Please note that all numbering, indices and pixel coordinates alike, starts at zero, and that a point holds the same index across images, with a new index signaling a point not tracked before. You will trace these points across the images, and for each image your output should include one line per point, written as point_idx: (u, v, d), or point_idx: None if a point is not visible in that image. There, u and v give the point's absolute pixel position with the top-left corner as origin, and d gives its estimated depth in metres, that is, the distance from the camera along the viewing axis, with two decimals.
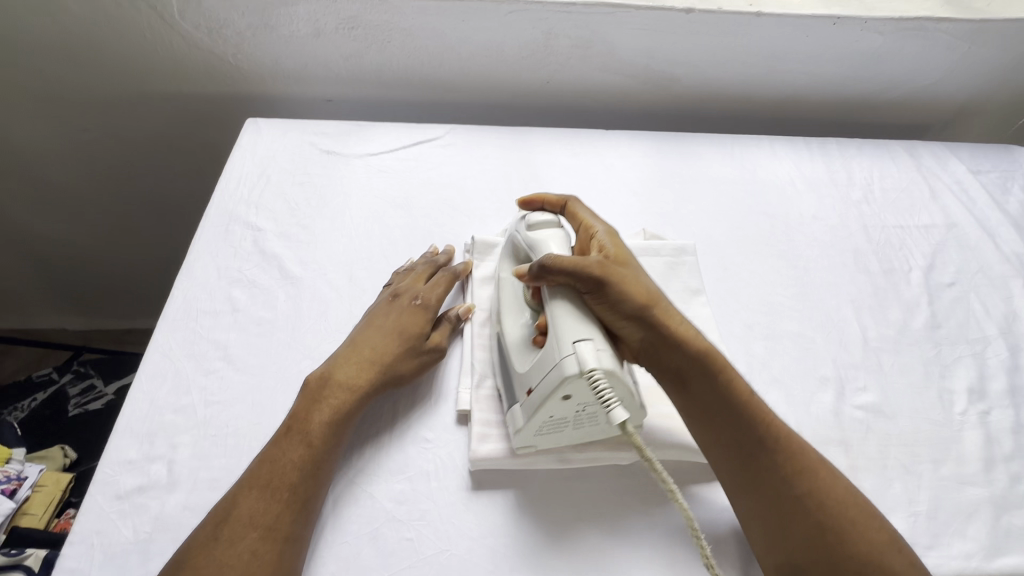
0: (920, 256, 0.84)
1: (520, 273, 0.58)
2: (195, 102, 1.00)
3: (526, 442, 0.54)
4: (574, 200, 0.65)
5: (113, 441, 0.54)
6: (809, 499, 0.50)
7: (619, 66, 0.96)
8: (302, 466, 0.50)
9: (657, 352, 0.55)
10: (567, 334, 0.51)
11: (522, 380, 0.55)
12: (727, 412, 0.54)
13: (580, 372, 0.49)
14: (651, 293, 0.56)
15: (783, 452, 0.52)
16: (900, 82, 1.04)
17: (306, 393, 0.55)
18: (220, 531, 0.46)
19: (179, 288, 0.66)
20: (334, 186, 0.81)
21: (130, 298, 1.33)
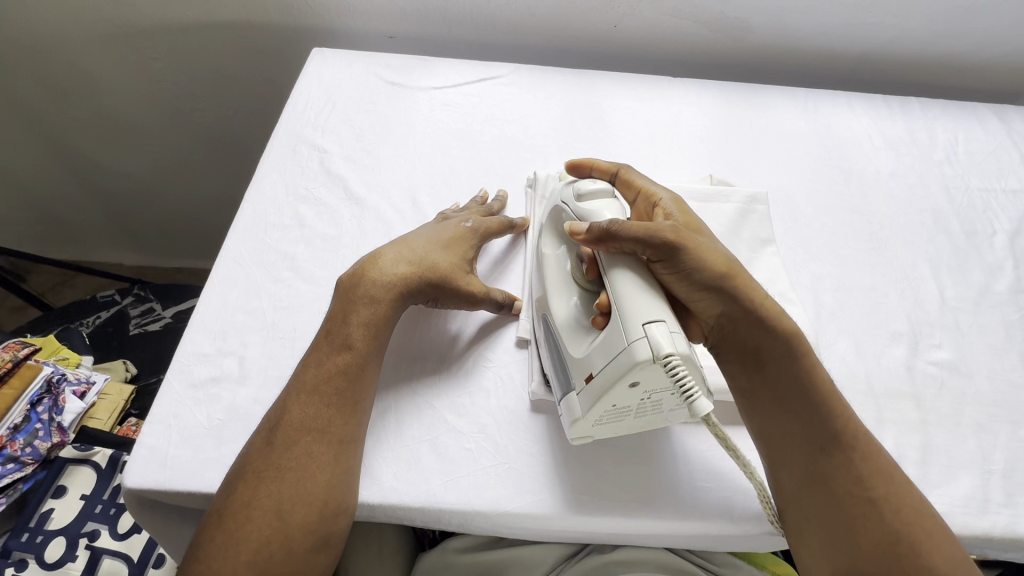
0: (1006, 220, 0.78)
1: (576, 232, 0.53)
2: (260, 34, 1.02)
3: (585, 432, 0.51)
4: (629, 169, 0.63)
5: (189, 335, 0.59)
6: (888, 505, 0.47)
7: (692, 12, 0.92)
8: (346, 371, 0.53)
9: (732, 326, 0.53)
10: (636, 315, 0.46)
11: (579, 364, 0.50)
12: (803, 401, 0.51)
13: (655, 357, 0.44)
14: (728, 263, 0.53)
15: (857, 454, 0.49)
16: (995, 42, 0.96)
17: (344, 293, 0.56)
18: (275, 436, 0.49)
19: (250, 202, 0.70)
20: (397, 116, 0.82)
21: (184, 238, 1.43)
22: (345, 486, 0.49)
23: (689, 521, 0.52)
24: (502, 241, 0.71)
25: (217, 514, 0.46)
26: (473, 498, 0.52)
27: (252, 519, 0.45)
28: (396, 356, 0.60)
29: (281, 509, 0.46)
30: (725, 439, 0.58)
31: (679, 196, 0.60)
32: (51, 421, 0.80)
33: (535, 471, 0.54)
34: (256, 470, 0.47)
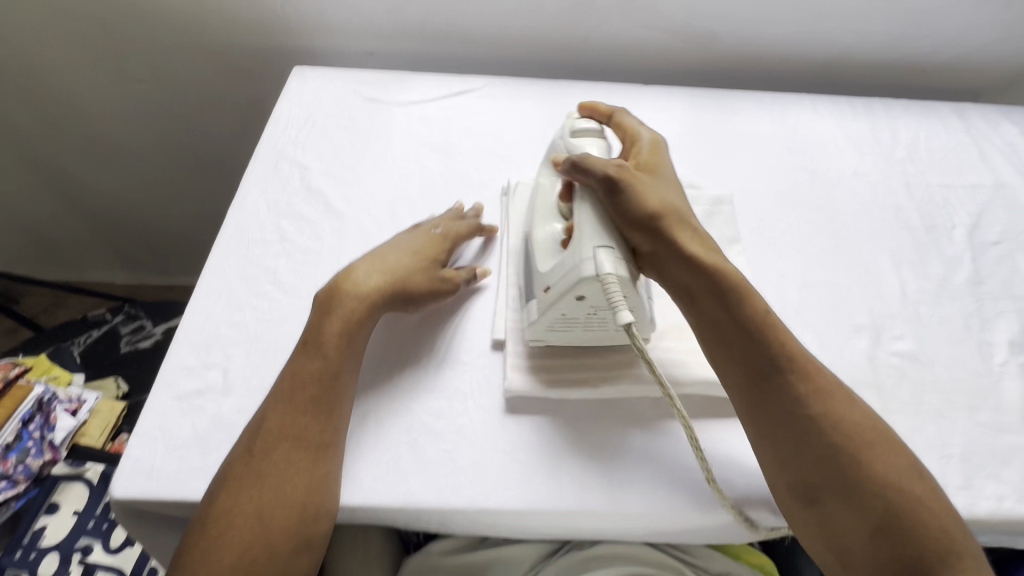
0: (965, 214, 0.81)
1: (556, 160, 0.59)
2: (241, 54, 1.05)
3: (538, 334, 0.60)
4: (623, 111, 0.68)
5: (174, 349, 0.61)
6: (827, 419, 0.49)
7: (660, 22, 0.95)
8: (321, 378, 0.54)
9: (663, 261, 0.55)
10: (588, 241, 0.53)
11: (541, 278, 0.58)
12: (739, 329, 0.53)
13: (596, 275, 0.52)
14: (666, 205, 0.57)
15: (795, 374, 0.51)
16: (952, 44, 1.00)
17: (321, 305, 0.58)
18: (252, 444, 0.51)
19: (232, 219, 0.73)
20: (376, 131, 0.85)
21: (174, 255, 1.45)
22: (325, 489, 0.51)
23: (659, 512, 0.54)
24: (473, 243, 0.73)
25: (200, 523, 0.48)
26: (450, 496, 0.54)
27: (234, 524, 0.47)
28: (376, 363, 0.62)
29: (263, 511, 0.48)
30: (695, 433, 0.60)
31: (659, 138, 0.66)
32: (43, 439, 0.82)
33: (511, 469, 0.56)
34: (236, 477, 0.49)
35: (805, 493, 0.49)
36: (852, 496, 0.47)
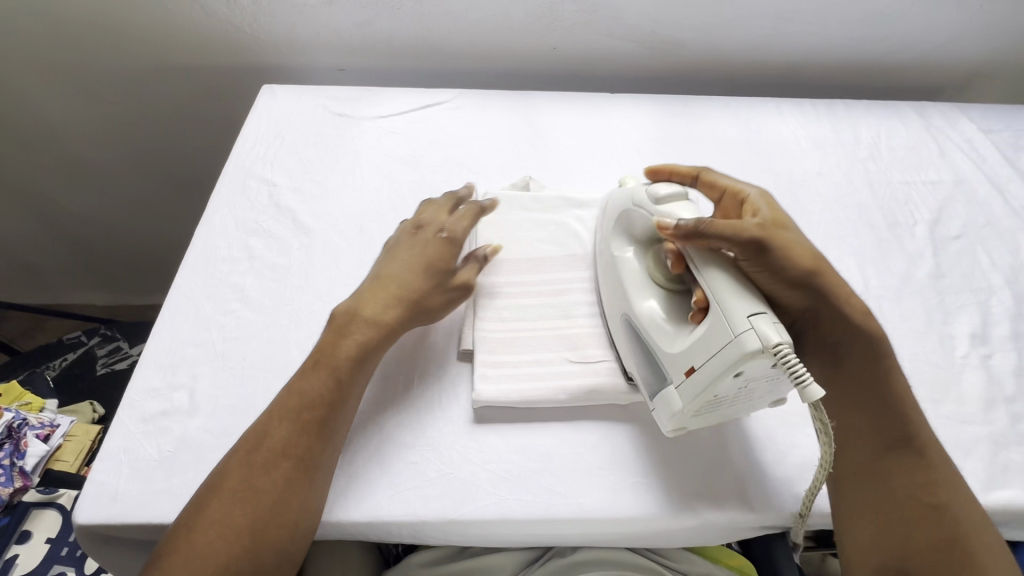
0: (926, 211, 0.83)
1: (664, 227, 0.53)
2: (212, 73, 1.05)
3: (681, 422, 0.54)
4: (710, 169, 0.64)
5: (140, 371, 0.61)
6: (947, 510, 0.50)
7: (625, 31, 0.97)
8: (328, 400, 0.54)
9: (818, 322, 0.57)
10: (740, 310, 0.48)
11: (677, 360, 0.52)
12: (880, 404, 0.55)
13: (765, 348, 0.46)
14: (815, 257, 0.56)
15: (925, 458, 0.53)
16: (909, 44, 1.02)
17: (335, 327, 0.59)
18: (253, 458, 0.51)
19: (200, 238, 0.73)
20: (345, 146, 0.85)
21: (153, 275, 1.44)
22: (313, 513, 0.51)
23: (627, 518, 0.55)
24: (475, 226, 0.72)
25: (184, 528, 0.48)
26: (419, 509, 0.54)
27: (226, 535, 0.47)
28: None
29: (251, 530, 0.47)
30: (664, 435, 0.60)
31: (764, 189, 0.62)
32: (13, 466, 0.80)
33: (479, 479, 0.56)
34: (228, 490, 0.49)
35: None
36: None
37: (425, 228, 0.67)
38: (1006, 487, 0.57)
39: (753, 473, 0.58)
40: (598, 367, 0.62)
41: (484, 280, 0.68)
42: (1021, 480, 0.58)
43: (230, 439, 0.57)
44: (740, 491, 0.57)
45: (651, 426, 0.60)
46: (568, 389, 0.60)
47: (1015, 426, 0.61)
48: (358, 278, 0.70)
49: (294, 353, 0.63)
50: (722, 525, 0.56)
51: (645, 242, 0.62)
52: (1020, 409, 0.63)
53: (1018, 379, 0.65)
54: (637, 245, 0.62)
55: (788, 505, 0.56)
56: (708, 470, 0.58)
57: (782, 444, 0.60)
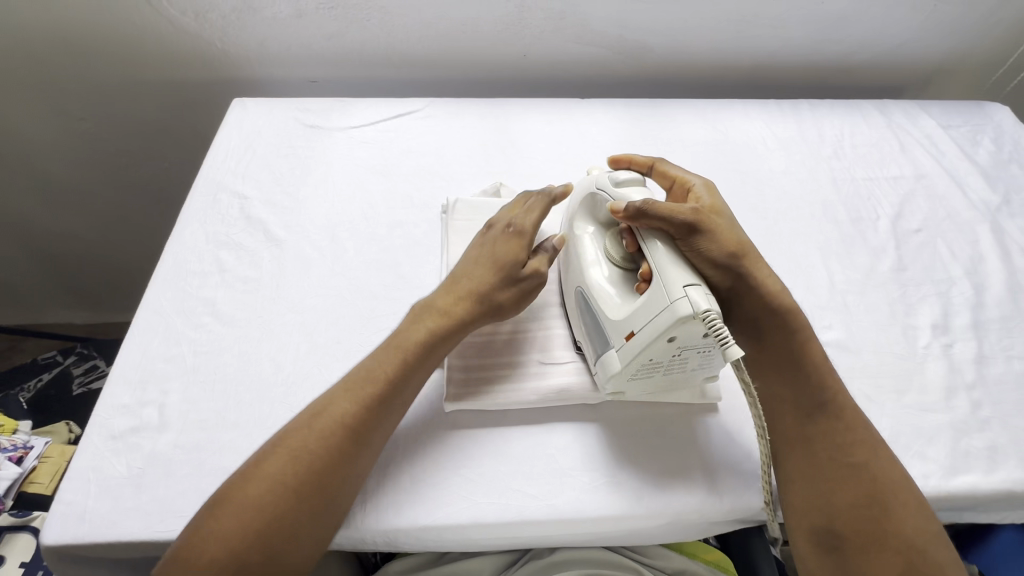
0: (888, 206, 0.85)
1: (616, 210, 0.57)
2: (184, 87, 1.05)
3: (618, 385, 0.57)
4: (664, 160, 0.67)
5: (109, 388, 0.60)
6: (867, 470, 0.52)
7: (592, 37, 0.98)
8: (392, 382, 0.54)
9: (739, 301, 0.59)
10: (677, 279, 0.51)
11: (619, 325, 0.55)
12: (795, 371, 0.57)
13: (695, 314, 0.49)
14: (741, 245, 0.58)
15: (843, 421, 0.55)
16: (870, 44, 1.05)
17: (413, 312, 0.59)
18: (316, 422, 0.51)
19: (170, 252, 0.73)
20: (317, 157, 0.85)
21: (133, 292, 1.42)
22: (350, 490, 0.51)
23: (599, 517, 0.55)
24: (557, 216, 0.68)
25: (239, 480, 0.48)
26: (391, 516, 0.54)
27: (273, 491, 0.47)
28: (313, 388, 0.61)
29: (297, 492, 0.48)
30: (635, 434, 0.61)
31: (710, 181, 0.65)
32: None
33: (452, 483, 0.56)
34: (285, 451, 0.49)
35: (825, 539, 0.51)
36: (869, 546, 0.50)
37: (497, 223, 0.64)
38: (967, 473, 0.59)
39: (722, 468, 0.59)
40: (568, 369, 0.62)
41: None
42: (981, 465, 0.59)
43: (200, 453, 0.56)
44: (710, 485, 0.57)
45: (622, 425, 0.61)
46: (539, 391, 0.61)
47: (975, 413, 0.63)
48: (330, 288, 0.70)
49: (265, 365, 0.63)
50: (694, 521, 0.57)
51: (607, 224, 0.64)
52: (980, 396, 0.65)
53: (978, 367, 0.67)
54: (599, 226, 0.64)
55: (758, 499, 0.57)
56: (679, 467, 0.58)
57: (750, 438, 0.61)
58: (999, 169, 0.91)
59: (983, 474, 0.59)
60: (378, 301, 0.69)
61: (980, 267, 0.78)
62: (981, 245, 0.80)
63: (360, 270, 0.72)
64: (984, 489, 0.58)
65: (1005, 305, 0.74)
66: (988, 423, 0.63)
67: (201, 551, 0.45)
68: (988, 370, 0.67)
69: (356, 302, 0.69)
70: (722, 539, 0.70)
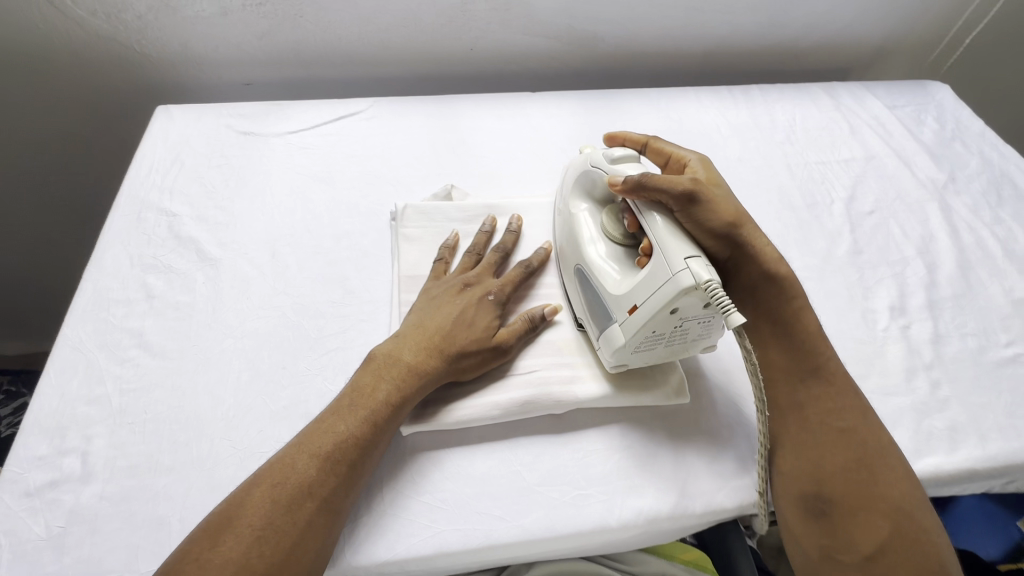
0: (841, 189, 0.85)
1: (615, 183, 0.57)
2: (103, 95, 0.96)
3: (622, 358, 0.56)
4: (658, 138, 0.67)
5: (21, 439, 0.54)
6: (855, 434, 0.53)
7: (540, 28, 0.95)
8: (360, 443, 0.51)
9: (737, 268, 0.58)
10: (677, 251, 0.51)
11: (620, 300, 0.55)
12: (791, 338, 0.57)
13: (697, 284, 0.48)
14: (739, 213, 0.58)
15: (834, 387, 0.55)
16: (815, 27, 1.05)
17: (375, 368, 0.55)
18: (278, 493, 0.46)
19: (89, 280, 0.66)
20: (253, 166, 0.79)
21: (53, 315, 1.25)
22: (324, 561, 0.47)
23: (570, 533, 0.53)
24: (535, 279, 0.67)
25: (194, 561, 0.43)
26: (348, 553, 0.50)
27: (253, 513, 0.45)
28: (256, 420, 0.57)
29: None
30: (602, 441, 0.58)
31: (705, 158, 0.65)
32: None
33: (413, 511, 0.53)
34: (245, 526, 0.44)
35: (815, 505, 0.51)
36: (858, 511, 0.50)
37: (473, 286, 0.62)
38: (931, 454, 0.59)
39: (693, 469, 0.57)
40: (531, 378, 0.59)
41: (406, 299, 0.65)
42: (943, 445, 0.60)
43: (130, 504, 0.51)
44: (682, 489, 0.56)
45: (588, 433, 0.59)
46: (500, 405, 0.57)
47: (935, 393, 0.64)
48: (272, 309, 0.65)
49: (202, 400, 0.57)
50: (668, 527, 0.55)
51: (602, 202, 0.64)
52: (938, 375, 0.65)
53: (934, 346, 0.68)
54: (595, 204, 0.64)
55: (730, 500, 0.56)
56: (649, 473, 0.57)
57: (720, 435, 0.59)
58: (943, 147, 0.92)
59: (946, 454, 0.59)
60: (325, 320, 0.65)
61: (932, 246, 0.79)
62: (931, 223, 0.81)
63: (304, 287, 0.67)
64: (947, 470, 0.58)
65: (957, 282, 0.75)
66: (948, 402, 0.63)
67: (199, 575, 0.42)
68: (945, 348, 0.68)
69: (302, 323, 0.64)
70: (699, 538, 0.68)
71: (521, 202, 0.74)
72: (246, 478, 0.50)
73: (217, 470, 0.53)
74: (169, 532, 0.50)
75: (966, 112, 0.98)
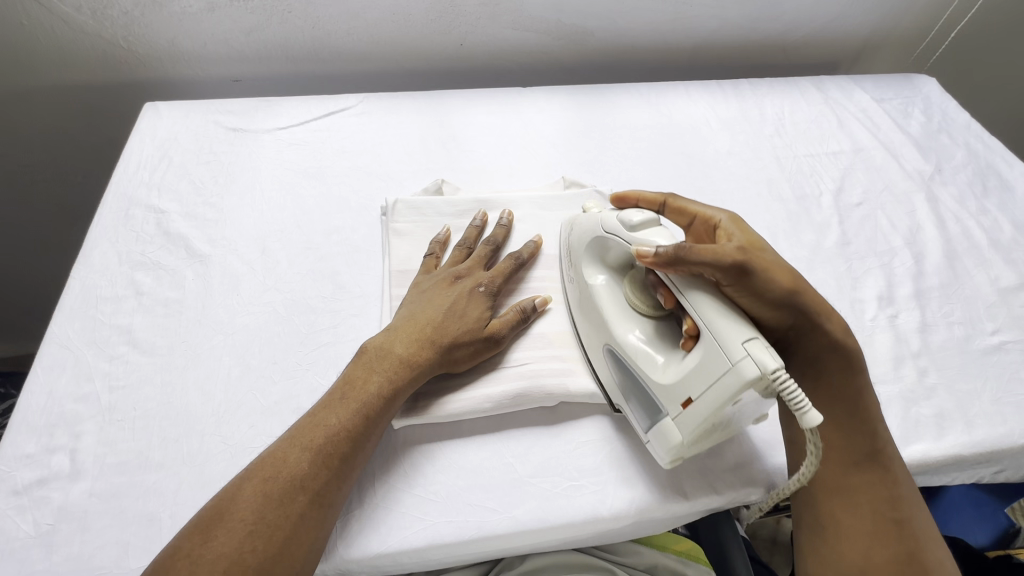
0: (830, 180, 0.86)
1: (643, 254, 0.51)
2: (90, 92, 0.95)
3: (679, 454, 0.51)
4: (677, 196, 0.61)
5: (9, 437, 0.54)
6: (906, 527, 0.50)
7: (529, 23, 0.95)
8: (352, 436, 0.51)
9: (797, 339, 0.56)
10: (734, 336, 0.46)
11: (671, 391, 0.50)
12: (850, 419, 0.54)
13: (764, 374, 0.44)
14: (794, 277, 0.54)
15: (890, 474, 0.52)
16: (803, 21, 1.06)
17: (367, 360, 0.55)
18: (270, 487, 0.46)
19: (77, 277, 0.66)
20: (242, 162, 0.79)
21: (40, 315, 1.23)
22: (317, 554, 0.47)
23: (563, 524, 0.53)
24: (525, 272, 0.67)
25: (187, 554, 0.43)
26: (340, 548, 0.50)
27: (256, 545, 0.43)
28: (247, 415, 0.56)
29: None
30: (595, 434, 0.59)
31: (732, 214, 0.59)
32: None
33: (406, 504, 0.53)
34: (237, 521, 0.44)
35: None
36: None
37: (464, 278, 0.62)
38: (919, 441, 0.60)
39: (685, 462, 0.57)
40: (523, 371, 0.59)
41: (397, 294, 0.65)
42: (931, 432, 0.61)
43: (121, 500, 0.51)
44: (674, 480, 0.56)
45: (582, 425, 0.59)
46: (491, 397, 0.57)
47: (923, 380, 0.65)
48: (262, 305, 0.65)
49: (192, 396, 0.57)
50: (661, 515, 0.56)
51: (619, 269, 0.59)
52: (926, 363, 0.66)
53: (922, 335, 0.69)
54: (612, 274, 0.60)
55: (721, 489, 0.56)
56: (642, 465, 0.57)
57: None
58: (930, 139, 0.93)
59: (933, 440, 0.60)
60: (316, 314, 0.65)
61: (919, 236, 0.80)
62: (918, 214, 0.82)
63: (295, 283, 0.67)
64: (935, 456, 0.59)
65: (943, 272, 0.76)
66: (935, 389, 0.64)
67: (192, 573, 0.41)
68: (932, 337, 0.69)
69: (292, 318, 0.64)
70: (692, 528, 0.69)
71: (513, 197, 0.74)
72: (237, 474, 0.50)
73: (208, 466, 0.53)
74: (160, 528, 0.50)
75: (952, 105, 0.99)
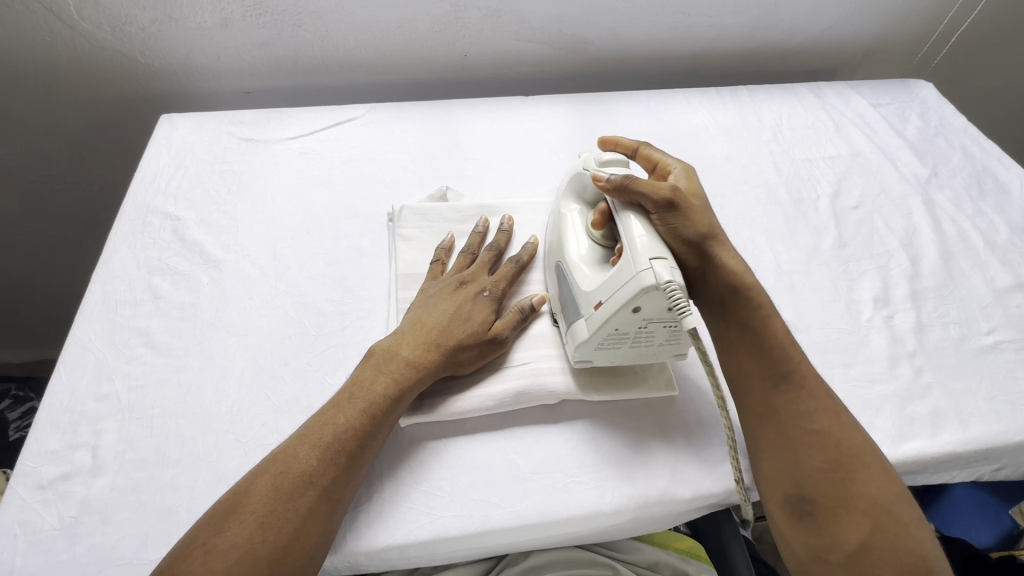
0: (827, 184, 0.87)
1: (598, 178, 0.57)
2: (109, 106, 0.99)
3: (586, 354, 0.57)
4: (649, 145, 0.66)
5: (34, 434, 0.56)
6: (827, 434, 0.53)
7: (531, 34, 0.98)
8: (358, 435, 0.52)
9: (704, 282, 0.59)
10: (645, 251, 0.51)
11: (587, 296, 0.56)
12: (761, 345, 0.57)
13: (658, 284, 0.49)
14: (712, 227, 0.59)
15: (805, 389, 0.55)
16: (800, 28, 1.08)
17: (374, 364, 0.57)
18: (280, 483, 0.48)
19: (98, 283, 0.68)
20: (254, 171, 0.82)
21: (59, 323, 1.27)
22: (326, 544, 0.49)
23: (564, 518, 0.55)
24: (525, 274, 0.69)
25: (203, 546, 0.45)
26: (347, 539, 0.52)
27: (268, 537, 0.45)
28: (260, 414, 0.59)
29: (265, 565, 0.45)
30: (594, 430, 0.60)
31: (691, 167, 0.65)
32: None
33: (410, 497, 0.55)
34: (250, 513, 0.46)
35: (797, 506, 0.51)
36: (838, 512, 0.50)
37: (469, 283, 0.64)
38: (914, 438, 0.61)
39: (681, 456, 0.59)
40: (526, 370, 0.61)
41: (403, 296, 0.67)
42: (926, 429, 0.62)
43: (140, 495, 0.53)
44: (671, 473, 0.58)
45: (581, 422, 0.61)
46: (495, 396, 0.60)
47: (919, 379, 0.66)
48: (274, 308, 0.67)
49: (207, 395, 0.60)
50: (660, 512, 0.57)
51: (592, 203, 0.64)
52: (922, 362, 0.67)
53: (918, 335, 0.70)
54: (585, 206, 0.64)
55: (717, 485, 0.58)
56: (639, 457, 0.59)
57: (710, 423, 0.61)
58: (927, 143, 0.95)
59: (928, 438, 0.61)
60: (326, 317, 0.67)
61: (915, 238, 0.81)
62: (914, 217, 0.84)
63: (304, 287, 0.70)
64: (930, 453, 0.60)
65: (939, 273, 0.77)
66: (930, 388, 0.65)
67: (208, 565, 0.43)
68: (928, 337, 0.70)
69: (303, 321, 0.66)
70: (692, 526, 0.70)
71: (514, 202, 0.76)
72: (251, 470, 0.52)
73: (222, 462, 0.55)
74: (177, 521, 0.52)
75: (949, 109, 1.00)
